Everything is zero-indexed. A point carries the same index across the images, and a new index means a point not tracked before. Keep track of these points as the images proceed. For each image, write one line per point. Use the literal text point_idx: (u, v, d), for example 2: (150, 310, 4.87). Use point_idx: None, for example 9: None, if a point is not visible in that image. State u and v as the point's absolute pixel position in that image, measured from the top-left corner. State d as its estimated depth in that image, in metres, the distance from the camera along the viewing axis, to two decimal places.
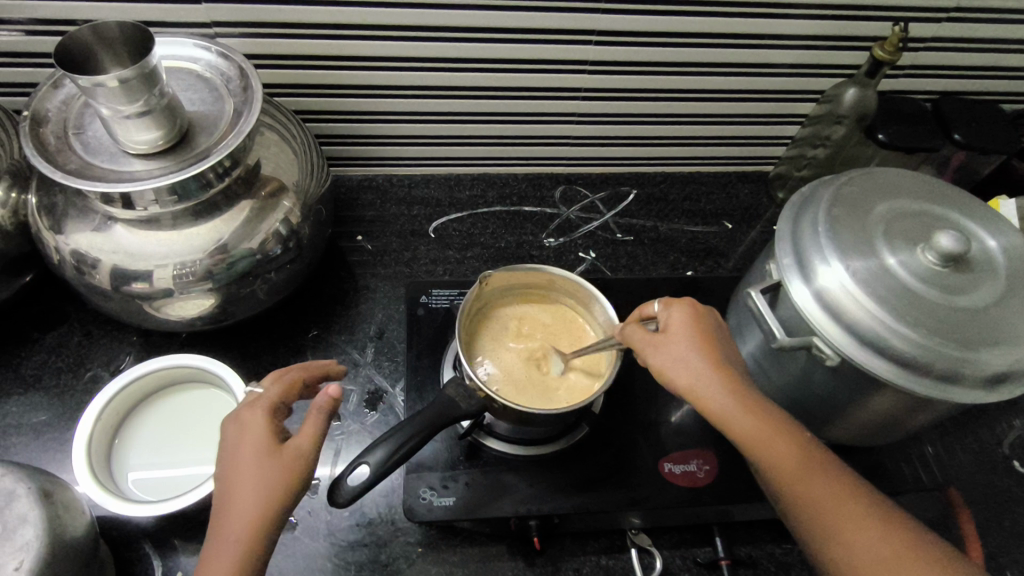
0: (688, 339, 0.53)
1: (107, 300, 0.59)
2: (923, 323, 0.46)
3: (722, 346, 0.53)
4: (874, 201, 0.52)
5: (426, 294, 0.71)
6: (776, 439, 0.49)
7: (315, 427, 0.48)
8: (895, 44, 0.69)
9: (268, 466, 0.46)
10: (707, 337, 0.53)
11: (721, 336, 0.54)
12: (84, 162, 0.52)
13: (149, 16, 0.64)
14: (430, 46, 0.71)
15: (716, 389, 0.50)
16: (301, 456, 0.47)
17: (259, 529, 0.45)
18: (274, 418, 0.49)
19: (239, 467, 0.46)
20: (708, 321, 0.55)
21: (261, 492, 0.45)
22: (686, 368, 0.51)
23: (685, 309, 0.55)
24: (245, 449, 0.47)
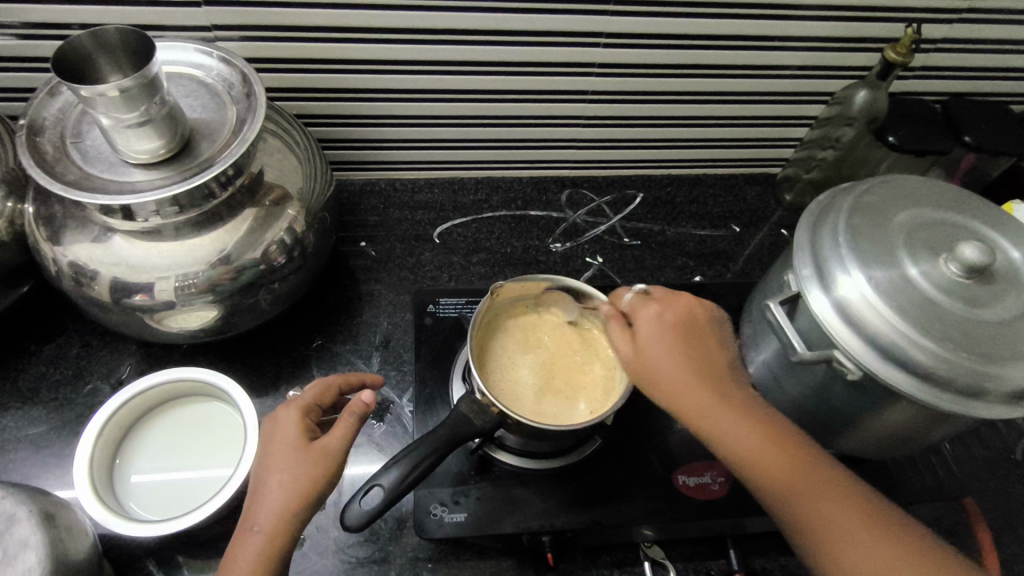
0: (659, 342, 0.53)
1: (106, 312, 0.58)
2: (945, 336, 0.45)
3: (698, 347, 0.54)
4: (895, 209, 0.51)
5: (433, 303, 0.70)
6: (757, 439, 0.48)
7: (344, 428, 0.53)
8: (908, 46, 0.68)
9: (297, 459, 0.50)
10: (681, 340, 0.54)
11: (699, 336, 0.55)
12: (83, 173, 0.50)
13: (147, 19, 0.62)
14: (435, 49, 0.69)
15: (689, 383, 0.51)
16: (329, 453, 0.51)
17: (285, 518, 0.48)
18: (307, 419, 0.54)
19: (271, 462, 0.51)
20: (685, 319, 0.55)
21: (289, 484, 0.49)
22: (658, 373, 0.52)
23: (655, 309, 0.55)
24: (278, 445, 0.52)
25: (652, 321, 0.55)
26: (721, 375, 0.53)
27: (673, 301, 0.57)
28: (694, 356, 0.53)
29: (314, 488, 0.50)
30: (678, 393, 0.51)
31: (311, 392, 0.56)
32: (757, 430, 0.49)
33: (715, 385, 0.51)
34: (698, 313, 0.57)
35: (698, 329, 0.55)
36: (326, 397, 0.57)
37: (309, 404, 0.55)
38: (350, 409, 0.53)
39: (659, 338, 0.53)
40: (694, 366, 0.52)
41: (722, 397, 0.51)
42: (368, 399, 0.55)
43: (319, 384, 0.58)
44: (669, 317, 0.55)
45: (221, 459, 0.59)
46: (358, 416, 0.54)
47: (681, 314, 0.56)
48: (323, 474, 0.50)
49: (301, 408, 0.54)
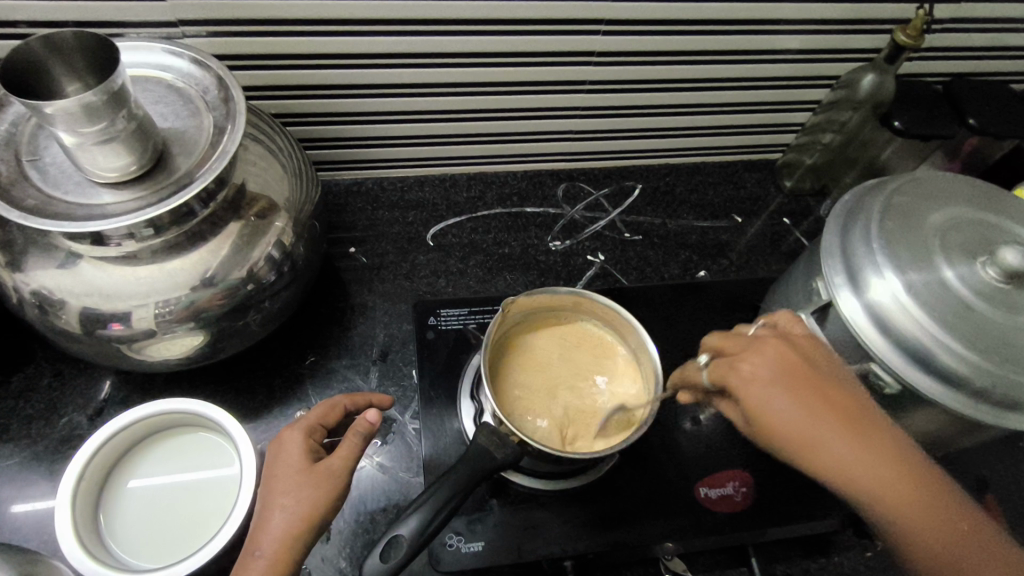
0: (778, 401, 0.45)
1: (78, 343, 0.53)
2: (985, 345, 0.43)
3: (826, 393, 0.45)
4: (926, 210, 0.49)
5: (434, 315, 0.66)
6: (896, 482, 0.44)
7: (349, 448, 0.49)
8: (918, 28, 0.65)
9: (301, 482, 0.47)
10: (804, 388, 0.45)
11: (823, 373, 0.46)
12: (44, 196, 0.45)
13: (104, 15, 0.56)
14: (424, 41, 0.65)
15: (822, 427, 0.44)
16: (334, 474, 0.48)
17: (287, 546, 0.45)
18: (311, 439, 0.50)
19: (273, 485, 0.47)
20: (798, 361, 0.46)
21: (292, 508, 0.46)
22: (783, 432, 0.45)
23: (753, 358, 0.46)
24: (280, 468, 0.48)
25: (762, 374, 0.46)
26: (858, 415, 0.45)
27: (766, 342, 0.47)
28: (824, 406, 0.45)
29: (316, 513, 0.46)
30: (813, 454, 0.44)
31: (315, 411, 0.52)
32: (899, 471, 0.44)
33: (855, 429, 0.45)
34: (803, 343, 0.48)
35: (819, 368, 0.46)
36: (331, 416, 0.53)
37: (314, 423, 0.51)
38: (356, 427, 0.50)
39: (780, 401, 0.45)
40: (829, 418, 0.45)
41: (864, 443, 0.44)
42: (373, 419, 0.51)
43: (324, 403, 0.53)
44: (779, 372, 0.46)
45: (217, 493, 0.55)
46: (365, 435, 0.50)
47: (791, 356, 0.46)
48: (328, 496, 0.47)
49: (306, 427, 0.50)
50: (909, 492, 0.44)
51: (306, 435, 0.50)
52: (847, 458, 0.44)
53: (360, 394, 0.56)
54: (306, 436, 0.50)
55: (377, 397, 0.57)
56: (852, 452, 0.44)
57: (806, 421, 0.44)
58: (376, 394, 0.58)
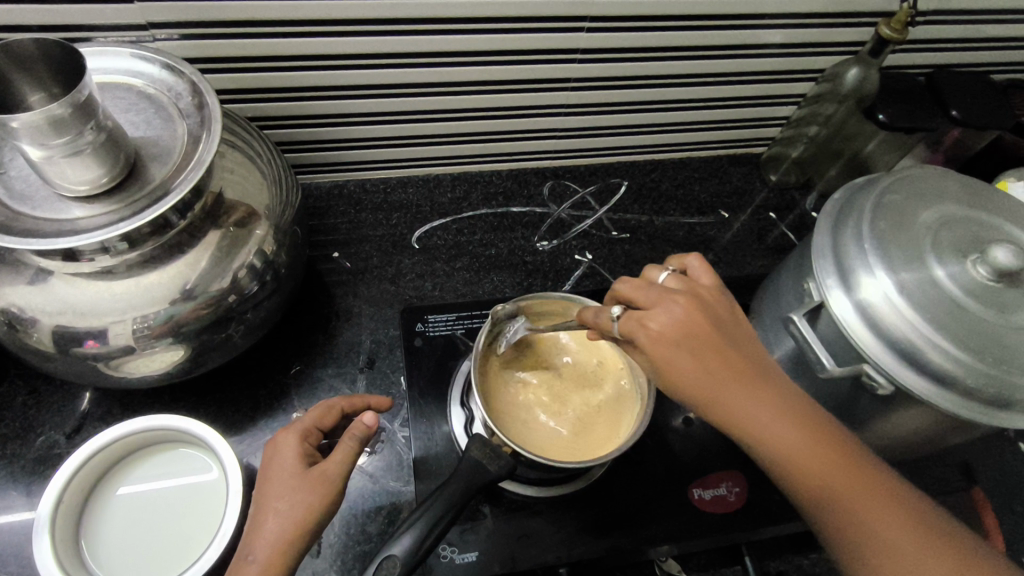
0: (678, 354, 0.46)
1: (52, 361, 0.51)
2: (976, 345, 0.43)
3: (725, 346, 0.46)
4: (917, 207, 0.48)
5: (421, 321, 0.65)
6: (790, 429, 0.44)
7: (345, 451, 0.48)
8: (903, 21, 0.65)
9: (295, 487, 0.45)
10: (704, 339, 0.46)
11: (722, 327, 0.47)
12: (10, 212, 0.43)
13: (69, 19, 0.54)
14: (405, 41, 0.63)
15: (717, 376, 0.45)
16: (329, 478, 0.46)
17: (282, 552, 0.43)
18: (307, 442, 0.49)
19: (268, 490, 0.46)
20: (702, 316, 0.47)
21: (288, 512, 0.44)
22: (682, 383, 0.46)
23: (656, 311, 0.47)
24: (275, 472, 0.46)
25: (666, 329, 0.46)
26: (755, 369, 0.46)
27: (671, 295, 0.47)
28: (723, 359, 0.46)
29: (313, 517, 0.45)
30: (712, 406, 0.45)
31: (311, 413, 0.51)
32: (794, 421, 0.45)
33: (751, 379, 0.46)
34: (708, 298, 0.48)
35: (718, 320, 0.47)
36: (328, 419, 0.52)
37: (310, 425, 0.50)
38: (352, 431, 0.49)
39: (680, 353, 0.46)
40: (727, 371, 0.45)
41: (763, 396, 0.45)
42: (370, 421, 0.51)
43: (320, 406, 0.52)
44: (681, 327, 0.46)
45: (201, 509, 0.53)
46: (361, 438, 0.49)
47: (695, 308, 0.47)
48: (324, 500, 0.45)
49: (302, 430, 0.49)
50: (801, 438, 0.44)
51: (302, 438, 0.49)
52: (747, 409, 0.45)
53: (358, 397, 0.55)
54: (302, 439, 0.49)
55: (375, 400, 0.56)
56: (751, 403, 0.45)
57: (705, 373, 0.45)
58: (374, 397, 0.57)
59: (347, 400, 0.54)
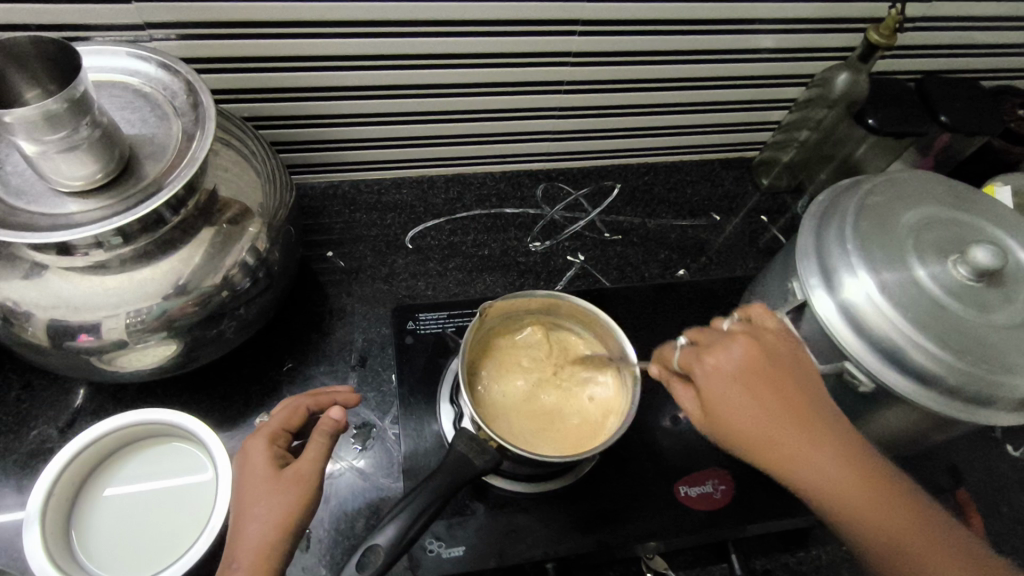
0: (731, 394, 0.46)
1: (46, 355, 0.51)
2: (957, 344, 0.44)
3: (786, 391, 0.46)
4: (900, 208, 0.49)
5: (412, 319, 0.66)
6: (846, 478, 0.44)
7: (318, 447, 0.48)
8: (891, 28, 0.66)
9: (270, 489, 0.46)
10: (759, 382, 0.46)
11: (784, 370, 0.47)
12: (5, 206, 0.44)
13: (67, 18, 0.55)
14: (400, 43, 0.64)
15: (772, 421, 0.45)
16: (303, 475, 0.47)
17: (267, 555, 0.44)
18: (276, 445, 0.49)
19: (243, 496, 0.46)
20: (760, 359, 0.47)
21: (266, 515, 0.45)
22: (735, 426, 0.46)
23: (712, 352, 0.48)
24: (247, 477, 0.47)
25: (721, 371, 0.47)
26: (815, 415, 0.46)
27: (730, 337, 0.48)
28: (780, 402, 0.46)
29: (294, 516, 0.45)
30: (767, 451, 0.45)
31: (279, 415, 0.52)
32: (853, 470, 0.44)
33: (809, 426, 0.45)
34: (774, 341, 0.48)
35: (779, 362, 0.47)
36: (296, 419, 0.52)
37: (278, 428, 0.51)
38: (323, 427, 0.49)
39: (733, 395, 0.46)
40: (782, 416, 0.45)
41: (820, 443, 0.45)
42: (337, 415, 0.51)
43: (286, 407, 0.53)
44: (737, 368, 0.47)
45: (191, 503, 0.54)
46: (332, 434, 0.49)
47: (757, 350, 0.47)
48: (303, 499, 0.46)
49: (269, 433, 0.50)
50: (860, 489, 0.44)
51: (269, 441, 0.49)
52: (803, 456, 0.44)
53: (324, 393, 0.55)
54: (269, 442, 0.49)
55: (343, 395, 0.56)
56: (809, 453, 0.44)
57: (758, 416, 0.45)
58: (341, 390, 0.57)
59: (313, 398, 0.55)
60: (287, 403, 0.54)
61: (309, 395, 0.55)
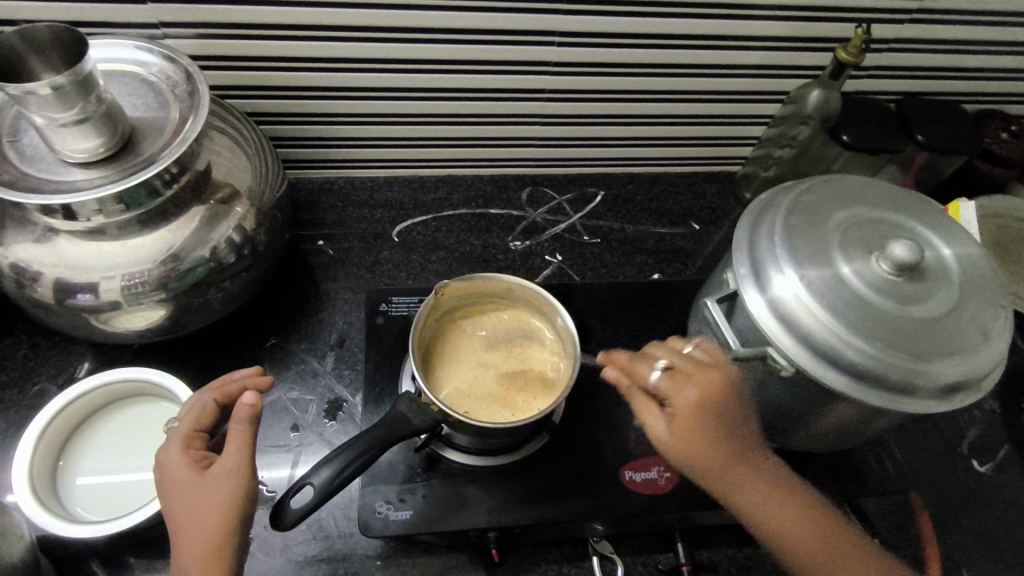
0: (695, 431, 0.51)
1: (50, 313, 0.57)
2: (876, 334, 0.46)
3: (713, 455, 0.51)
4: (830, 209, 0.51)
5: (385, 302, 0.70)
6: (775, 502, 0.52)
7: (237, 440, 0.49)
8: (858, 46, 0.69)
9: (202, 495, 0.48)
10: (709, 424, 0.51)
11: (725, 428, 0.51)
12: (19, 172, 0.50)
13: (92, 16, 0.62)
14: (388, 48, 0.70)
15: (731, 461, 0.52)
16: (230, 472, 0.48)
17: (217, 548, 0.47)
18: (193, 450, 0.51)
19: (175, 505, 0.48)
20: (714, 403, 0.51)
21: (204, 517, 0.47)
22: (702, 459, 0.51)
23: (691, 387, 0.51)
24: (174, 488, 0.49)
25: (685, 408, 0.51)
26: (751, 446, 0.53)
27: (713, 376, 0.51)
28: (705, 470, 0.52)
29: (232, 512, 0.48)
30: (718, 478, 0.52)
31: (188, 418, 0.52)
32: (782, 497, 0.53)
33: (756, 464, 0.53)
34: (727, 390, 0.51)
35: (724, 412, 0.51)
36: (206, 418, 0.53)
37: (190, 432, 0.51)
38: (238, 416, 0.49)
39: (701, 420, 0.51)
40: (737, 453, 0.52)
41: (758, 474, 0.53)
42: (251, 399, 0.50)
43: (194, 407, 0.53)
44: (705, 405, 0.51)
45: None
46: (250, 420, 0.50)
47: (677, 427, 0.51)
48: (239, 490, 0.48)
49: (183, 440, 0.51)
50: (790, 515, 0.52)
51: (184, 449, 0.50)
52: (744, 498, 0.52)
53: (229, 383, 0.55)
54: (184, 449, 0.50)
55: (252, 379, 0.55)
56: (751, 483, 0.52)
57: (725, 440, 0.51)
58: (250, 375, 0.56)
59: (218, 390, 0.54)
60: (193, 403, 0.54)
61: (215, 387, 0.55)
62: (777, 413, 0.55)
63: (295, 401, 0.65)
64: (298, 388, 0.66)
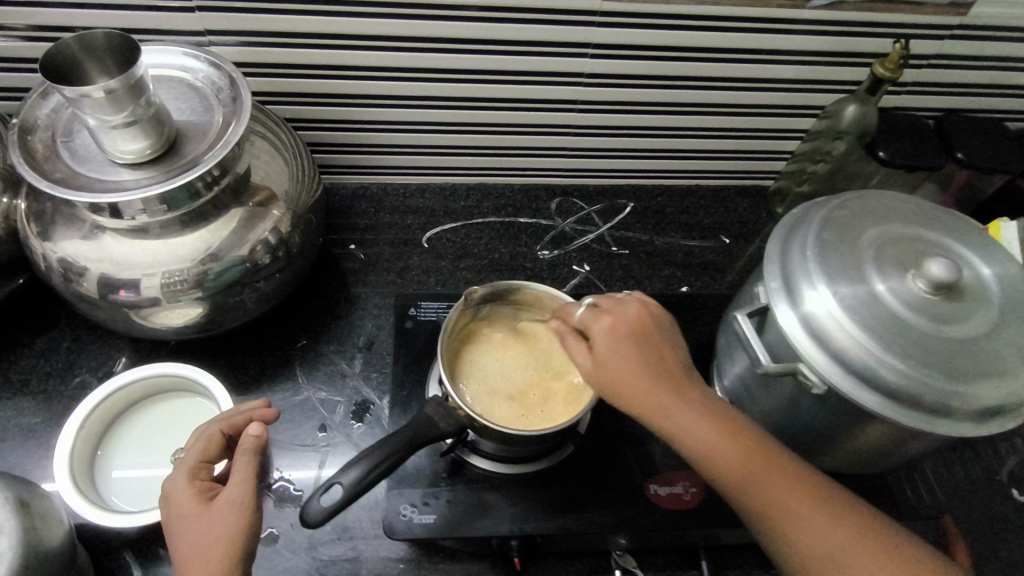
0: (621, 353, 0.51)
1: (92, 307, 0.59)
2: (912, 354, 0.45)
3: (638, 373, 0.50)
4: (865, 226, 0.51)
5: (414, 307, 0.71)
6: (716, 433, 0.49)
7: (242, 470, 0.50)
8: (896, 62, 0.69)
9: (207, 526, 0.48)
10: (636, 345, 0.52)
11: (649, 354, 0.51)
12: (70, 171, 0.52)
13: (144, 24, 0.64)
14: (424, 57, 0.71)
15: (660, 385, 0.50)
16: (234, 502, 0.49)
17: None
18: (198, 481, 0.51)
19: (181, 538, 0.48)
20: (640, 324, 0.53)
21: (208, 549, 0.47)
22: (624, 380, 0.50)
23: (611, 317, 0.53)
24: (178, 521, 0.49)
25: (609, 329, 0.52)
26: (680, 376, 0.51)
27: (625, 305, 0.54)
28: (632, 390, 0.50)
29: (237, 541, 0.48)
30: (645, 403, 0.50)
31: (195, 449, 0.52)
32: (720, 427, 0.49)
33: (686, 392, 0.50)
34: (642, 323, 0.53)
35: (648, 336, 0.52)
36: (212, 450, 0.53)
37: (197, 463, 0.52)
38: (244, 447, 0.51)
39: (622, 343, 0.51)
40: (664, 377, 0.51)
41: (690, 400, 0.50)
42: (257, 432, 0.52)
43: (199, 437, 0.53)
44: (625, 329, 0.52)
45: None
46: (254, 450, 0.51)
47: (600, 349, 0.52)
48: (243, 523, 0.48)
49: (189, 471, 0.51)
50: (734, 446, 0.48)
51: (189, 479, 0.51)
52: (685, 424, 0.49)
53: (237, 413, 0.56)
54: (189, 480, 0.51)
55: (258, 412, 0.56)
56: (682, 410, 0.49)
57: (648, 363, 0.51)
58: (257, 407, 0.57)
59: (226, 421, 0.55)
60: (199, 434, 0.54)
61: (223, 418, 0.55)
62: (807, 431, 0.54)
63: (323, 402, 0.67)
64: (327, 389, 0.67)
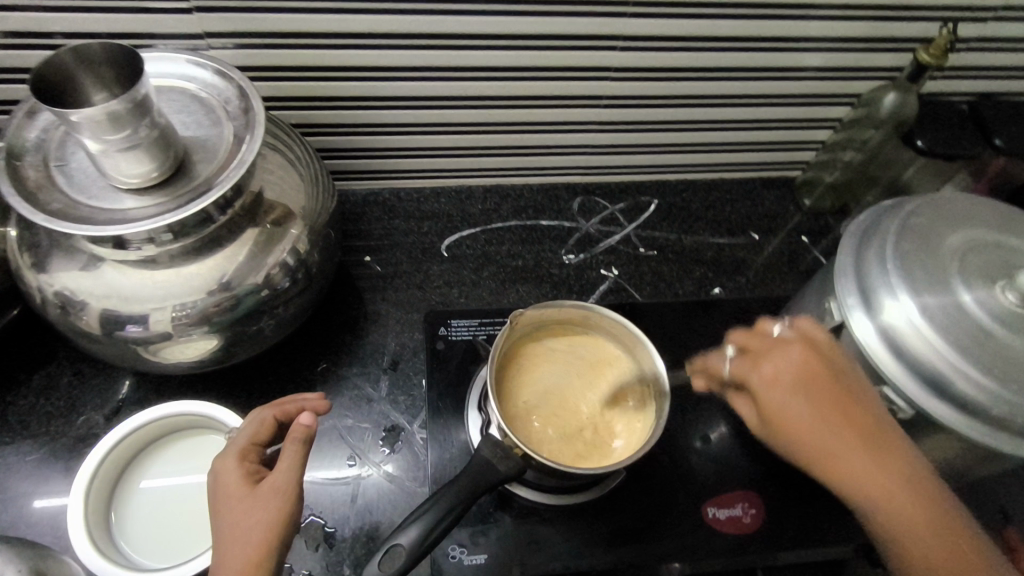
0: (790, 404, 0.49)
1: (97, 344, 0.54)
2: (1006, 373, 0.42)
3: (816, 428, 0.48)
4: (944, 233, 0.48)
5: (444, 325, 0.68)
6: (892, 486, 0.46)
7: (292, 455, 0.47)
8: (942, 48, 0.65)
9: (248, 507, 0.44)
10: (818, 391, 0.49)
11: (827, 405, 0.48)
12: (68, 200, 0.47)
13: (135, 27, 0.58)
14: (441, 55, 0.66)
15: (841, 436, 0.48)
16: (278, 488, 0.45)
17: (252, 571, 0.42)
18: (248, 463, 0.48)
19: (220, 519, 0.45)
20: (818, 364, 0.49)
21: (245, 533, 0.43)
22: (797, 433, 0.49)
23: (771, 363, 0.51)
24: (221, 501, 0.45)
25: (777, 374, 0.50)
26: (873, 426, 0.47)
27: (789, 346, 0.51)
28: (812, 448, 0.48)
29: (276, 531, 0.44)
30: (821, 456, 0.48)
31: (246, 431, 0.49)
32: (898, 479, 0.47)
33: (874, 443, 0.47)
34: (812, 368, 0.49)
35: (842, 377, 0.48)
36: (263, 433, 0.50)
37: (247, 445, 0.48)
38: (293, 435, 0.47)
39: (789, 392, 0.49)
40: (846, 429, 0.48)
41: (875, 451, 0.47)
42: (309, 422, 0.48)
43: (252, 421, 0.50)
44: (795, 376, 0.50)
45: None
46: (304, 441, 0.47)
47: (766, 400, 0.50)
48: (284, 510, 0.45)
49: (238, 454, 0.48)
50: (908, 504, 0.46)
51: (239, 462, 0.47)
52: (866, 480, 0.47)
53: (290, 401, 0.53)
54: (239, 463, 0.47)
55: (312, 402, 0.53)
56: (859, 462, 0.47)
57: (828, 413, 0.48)
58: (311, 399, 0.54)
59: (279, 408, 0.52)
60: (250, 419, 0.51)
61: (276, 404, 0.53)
62: None
63: (350, 430, 0.62)
64: (352, 415, 0.63)
